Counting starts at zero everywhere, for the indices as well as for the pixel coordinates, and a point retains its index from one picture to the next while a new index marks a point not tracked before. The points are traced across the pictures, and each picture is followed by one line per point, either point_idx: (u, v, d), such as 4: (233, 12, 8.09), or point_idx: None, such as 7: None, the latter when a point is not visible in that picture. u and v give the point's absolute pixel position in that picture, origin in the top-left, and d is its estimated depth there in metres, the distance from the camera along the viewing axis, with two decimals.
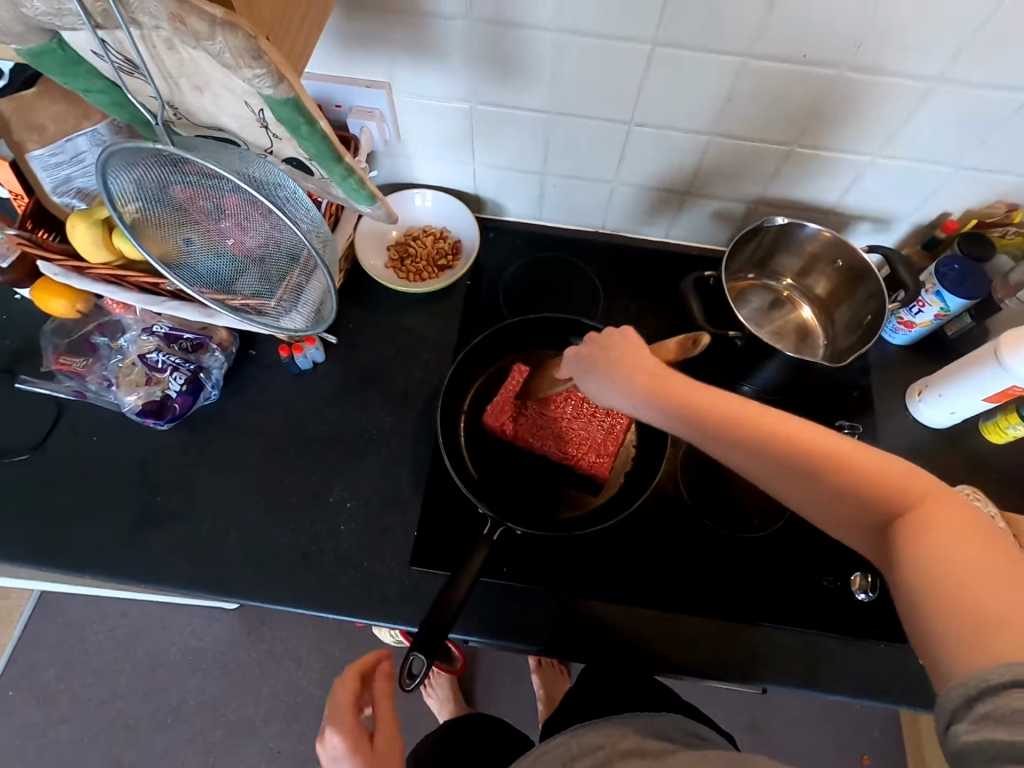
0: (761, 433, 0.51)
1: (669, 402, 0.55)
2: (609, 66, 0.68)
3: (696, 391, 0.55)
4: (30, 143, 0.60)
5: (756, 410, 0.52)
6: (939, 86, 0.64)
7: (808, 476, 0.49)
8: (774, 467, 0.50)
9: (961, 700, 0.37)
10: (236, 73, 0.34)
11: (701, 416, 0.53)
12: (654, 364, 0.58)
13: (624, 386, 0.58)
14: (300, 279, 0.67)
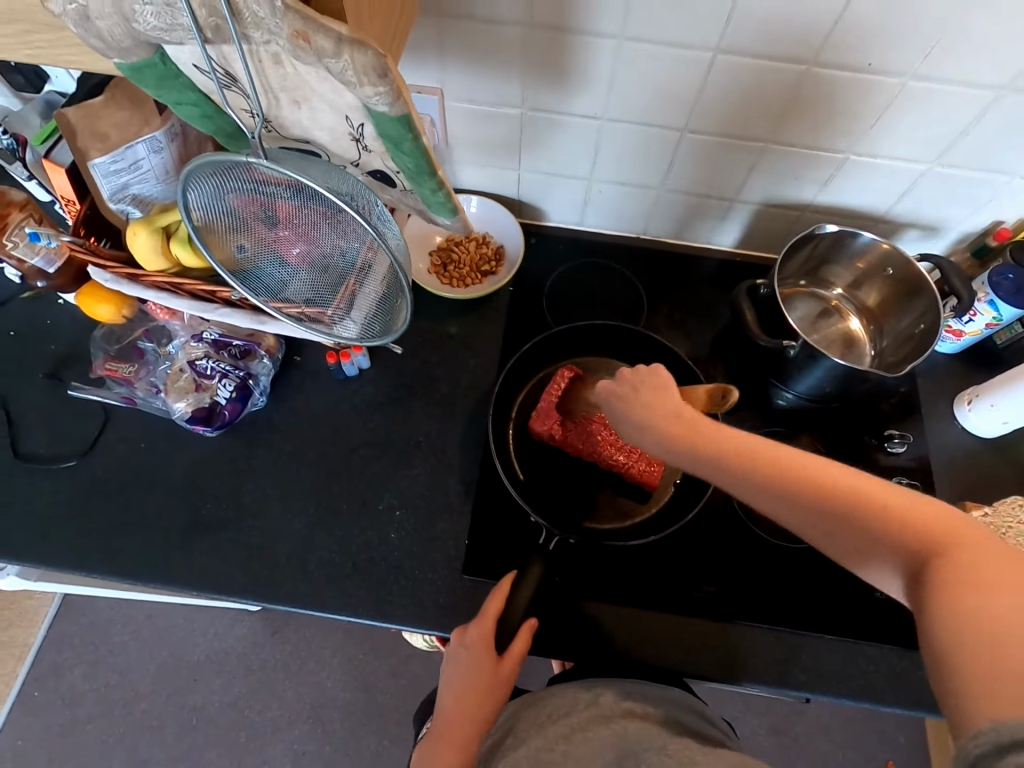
0: (792, 476, 0.45)
1: (689, 435, 0.50)
2: (667, 73, 0.67)
3: (720, 431, 0.50)
4: (93, 150, 0.60)
5: (781, 450, 0.47)
6: (1005, 95, 0.63)
7: (846, 527, 0.44)
8: (809, 515, 0.45)
9: (987, 748, 0.34)
10: (352, 90, 0.34)
11: (712, 453, 0.49)
12: (676, 404, 0.53)
13: (644, 427, 0.54)
14: (358, 286, 0.64)
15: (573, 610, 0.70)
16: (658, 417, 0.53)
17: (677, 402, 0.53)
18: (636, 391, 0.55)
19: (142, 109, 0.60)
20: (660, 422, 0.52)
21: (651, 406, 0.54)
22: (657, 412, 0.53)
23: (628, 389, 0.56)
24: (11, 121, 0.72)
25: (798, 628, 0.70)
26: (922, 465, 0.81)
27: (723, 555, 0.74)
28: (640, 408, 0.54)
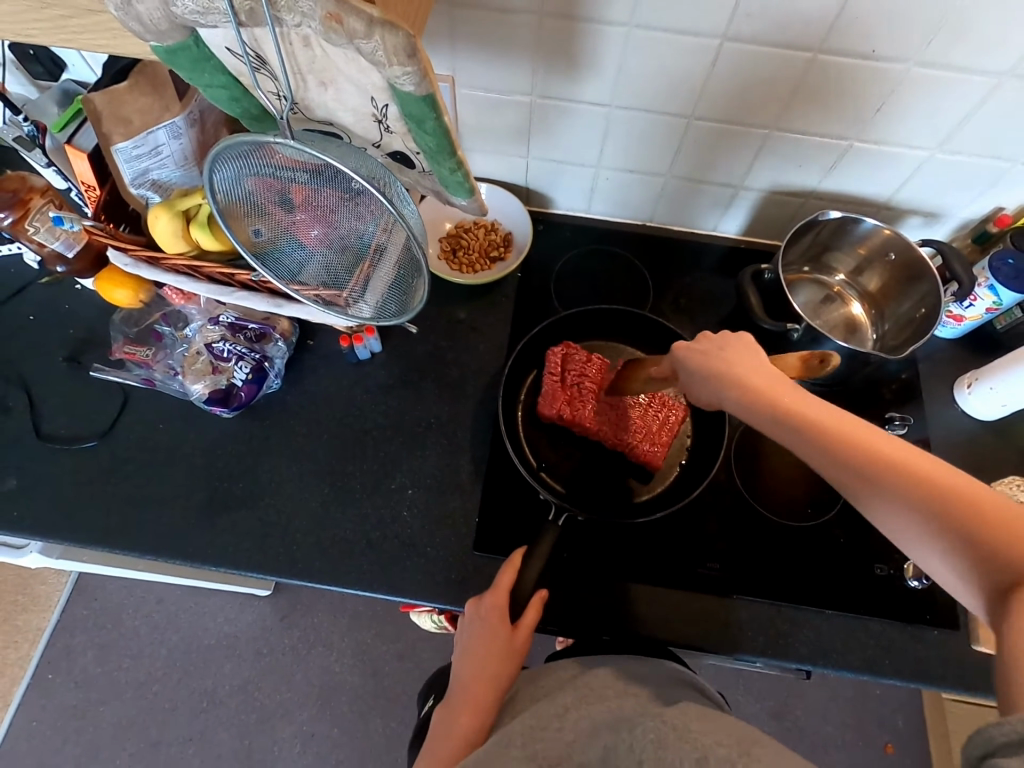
0: (880, 457, 0.45)
1: (776, 406, 0.48)
2: (674, 61, 0.69)
3: (811, 400, 0.48)
4: (117, 135, 0.61)
5: (865, 428, 0.46)
6: (1006, 82, 0.65)
7: (921, 515, 0.43)
8: (889, 495, 0.44)
9: (1012, 737, 0.32)
10: (380, 69, 0.35)
11: (799, 428, 0.47)
12: (767, 368, 0.51)
13: (727, 388, 0.51)
14: (372, 268, 0.66)
15: (580, 585, 0.72)
16: (746, 376, 0.51)
17: (765, 366, 0.51)
18: (722, 349, 0.54)
19: (163, 95, 0.61)
20: (745, 377, 0.51)
21: (739, 364, 0.51)
22: (744, 374, 0.51)
23: (712, 347, 0.54)
24: (29, 108, 0.74)
25: (799, 603, 0.72)
26: (923, 448, 0.82)
27: (728, 533, 0.76)
28: (723, 365, 0.52)
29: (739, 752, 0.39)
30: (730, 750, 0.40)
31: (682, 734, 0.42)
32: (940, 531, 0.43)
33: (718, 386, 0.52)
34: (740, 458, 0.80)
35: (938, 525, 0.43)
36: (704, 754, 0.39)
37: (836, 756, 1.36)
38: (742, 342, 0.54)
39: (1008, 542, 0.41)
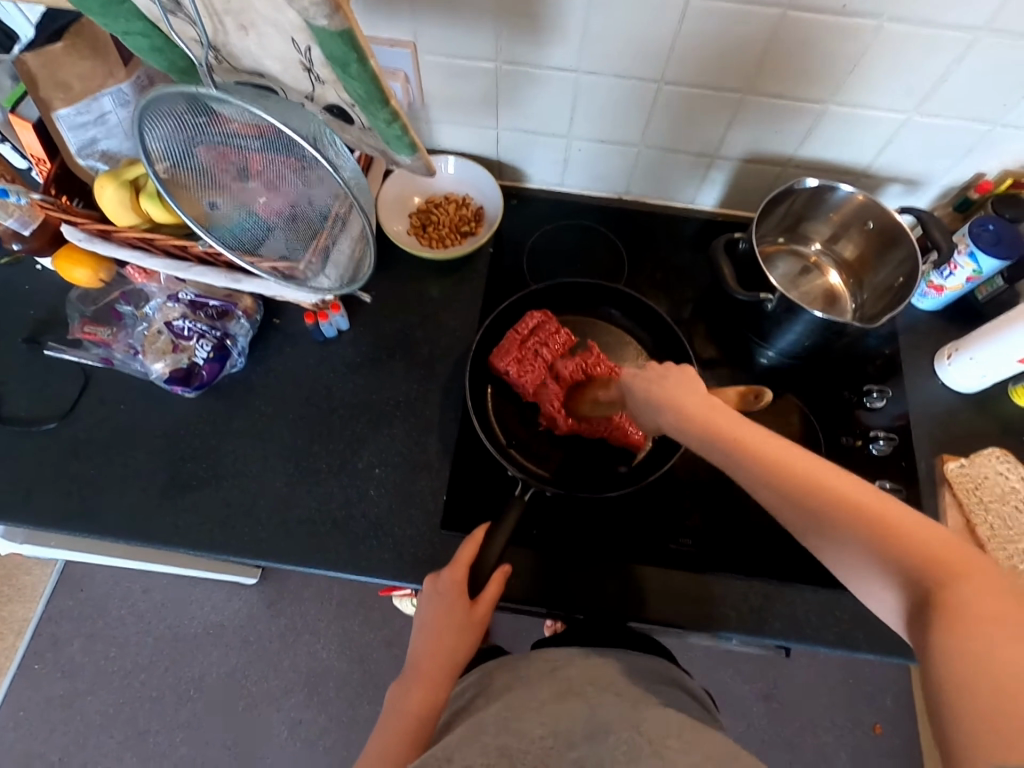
0: (808, 485, 0.44)
1: (705, 431, 0.49)
2: (641, 20, 0.66)
3: (738, 423, 0.49)
4: (56, 101, 0.60)
5: (796, 453, 0.46)
6: (983, 38, 0.62)
7: (854, 543, 0.42)
8: (822, 523, 0.43)
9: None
10: (290, 1, 0.34)
11: (729, 451, 0.47)
12: (704, 395, 0.52)
13: (664, 412, 0.53)
14: (331, 238, 0.65)
15: (551, 563, 0.70)
16: (682, 402, 0.52)
17: (701, 391, 0.53)
18: (663, 380, 0.55)
19: (106, 58, 0.60)
20: (679, 404, 0.52)
21: (673, 391, 0.53)
22: (675, 394, 0.53)
23: (656, 377, 0.56)
24: None
25: (774, 579, 0.71)
26: (903, 424, 0.80)
27: (702, 510, 0.75)
28: (661, 393, 0.54)
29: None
30: None
31: None
32: (874, 558, 0.42)
33: (660, 413, 0.54)
34: None
35: (869, 553, 0.42)
36: None
37: (823, 736, 1.36)
38: (683, 372, 0.55)
39: (940, 568, 0.40)
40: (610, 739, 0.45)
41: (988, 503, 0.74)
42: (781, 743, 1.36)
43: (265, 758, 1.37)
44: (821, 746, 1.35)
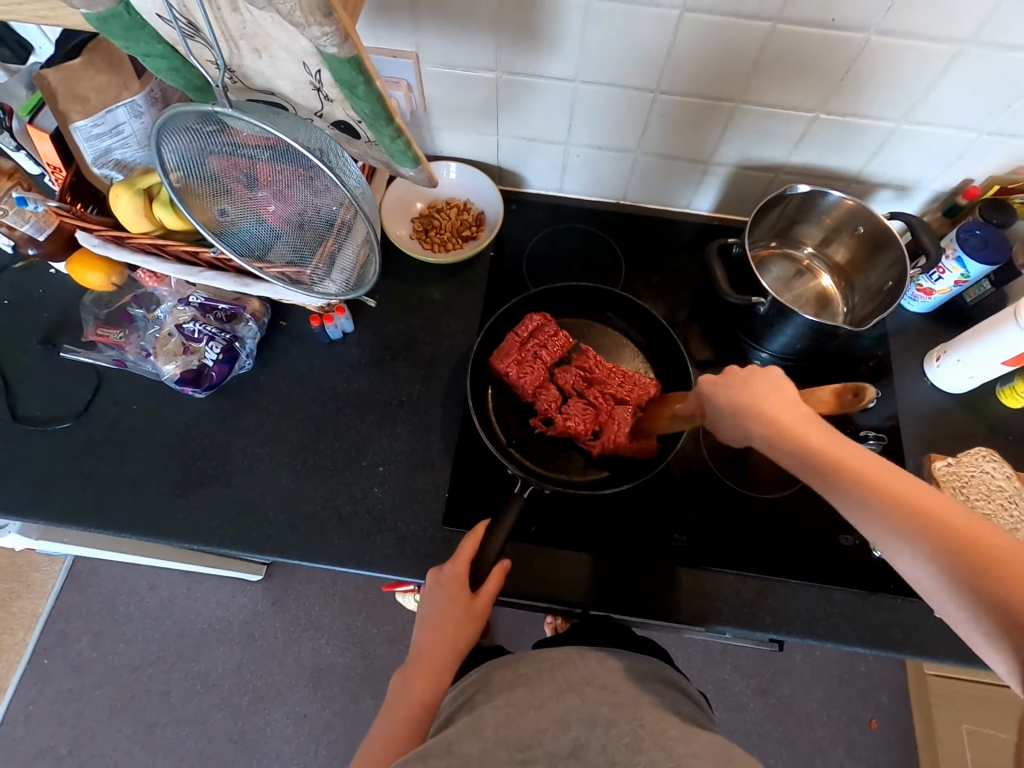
0: (893, 497, 0.45)
1: (797, 443, 0.50)
2: (637, 34, 0.68)
3: (829, 438, 0.49)
4: (74, 113, 0.62)
5: (894, 475, 0.46)
6: (968, 50, 0.64)
7: (936, 555, 0.43)
8: (907, 535, 0.44)
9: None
10: (302, 31, 0.37)
11: (825, 466, 0.48)
12: (795, 405, 0.52)
13: (753, 419, 0.53)
14: (336, 245, 0.67)
15: (548, 559, 0.73)
16: (769, 409, 0.52)
17: (787, 399, 0.53)
18: (747, 385, 0.55)
19: (120, 72, 0.62)
20: (773, 413, 0.52)
21: (766, 398, 0.53)
22: (767, 403, 0.53)
23: (741, 379, 0.56)
24: None
25: (766, 574, 0.73)
26: (893, 423, 0.82)
27: (697, 507, 0.77)
28: (745, 396, 0.54)
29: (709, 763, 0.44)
30: None
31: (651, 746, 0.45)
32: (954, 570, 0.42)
33: (744, 417, 0.54)
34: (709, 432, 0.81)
35: (948, 565, 0.43)
36: None
37: (818, 731, 1.38)
38: (771, 377, 0.55)
39: (1022, 588, 0.41)
40: (612, 731, 0.48)
41: (975, 500, 0.75)
42: (777, 736, 1.38)
43: (271, 750, 1.40)
44: (817, 740, 1.37)
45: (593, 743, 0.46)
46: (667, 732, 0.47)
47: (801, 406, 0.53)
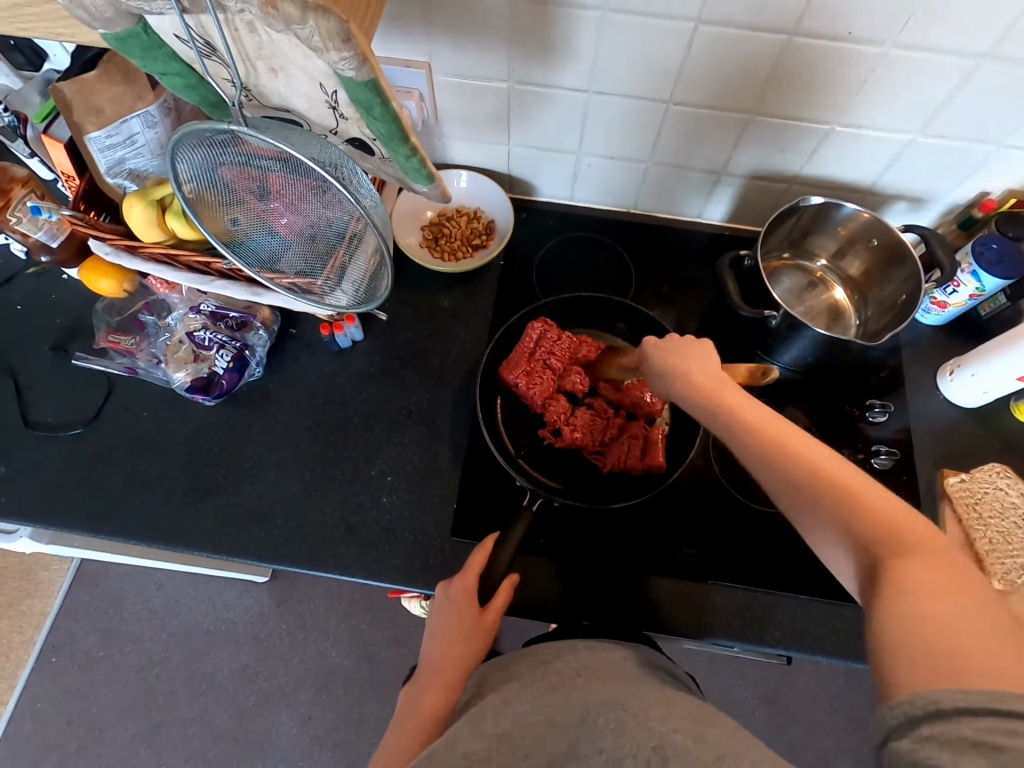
0: (767, 440, 0.47)
1: (704, 395, 0.53)
2: (651, 45, 0.68)
3: (732, 391, 0.52)
4: (89, 125, 0.62)
5: (780, 424, 0.48)
6: (986, 64, 0.64)
7: (812, 497, 0.44)
8: (781, 474, 0.46)
9: (902, 719, 0.35)
10: (322, 55, 0.38)
11: (723, 413, 0.51)
12: (712, 366, 0.56)
13: (673, 373, 0.57)
14: (347, 256, 0.67)
15: (556, 571, 0.73)
16: (686, 367, 0.56)
17: (709, 362, 0.56)
18: (677, 346, 0.59)
19: (134, 84, 0.62)
20: (688, 371, 0.55)
21: (685, 359, 0.57)
22: (687, 361, 0.56)
23: (671, 347, 0.59)
24: (12, 100, 0.72)
25: (775, 589, 0.73)
26: (903, 436, 0.82)
27: (706, 521, 0.77)
28: (674, 357, 0.57)
29: (693, 736, 0.42)
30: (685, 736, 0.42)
31: (639, 720, 0.44)
32: (828, 512, 0.44)
33: (669, 377, 0.57)
34: (719, 445, 0.80)
35: (821, 505, 0.44)
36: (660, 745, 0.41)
37: (825, 742, 1.37)
38: (702, 345, 0.58)
39: (889, 533, 0.42)
40: (599, 720, 0.45)
41: (988, 519, 0.75)
42: (783, 746, 1.37)
43: (276, 753, 1.40)
44: (823, 751, 1.36)
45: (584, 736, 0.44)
46: (653, 707, 0.46)
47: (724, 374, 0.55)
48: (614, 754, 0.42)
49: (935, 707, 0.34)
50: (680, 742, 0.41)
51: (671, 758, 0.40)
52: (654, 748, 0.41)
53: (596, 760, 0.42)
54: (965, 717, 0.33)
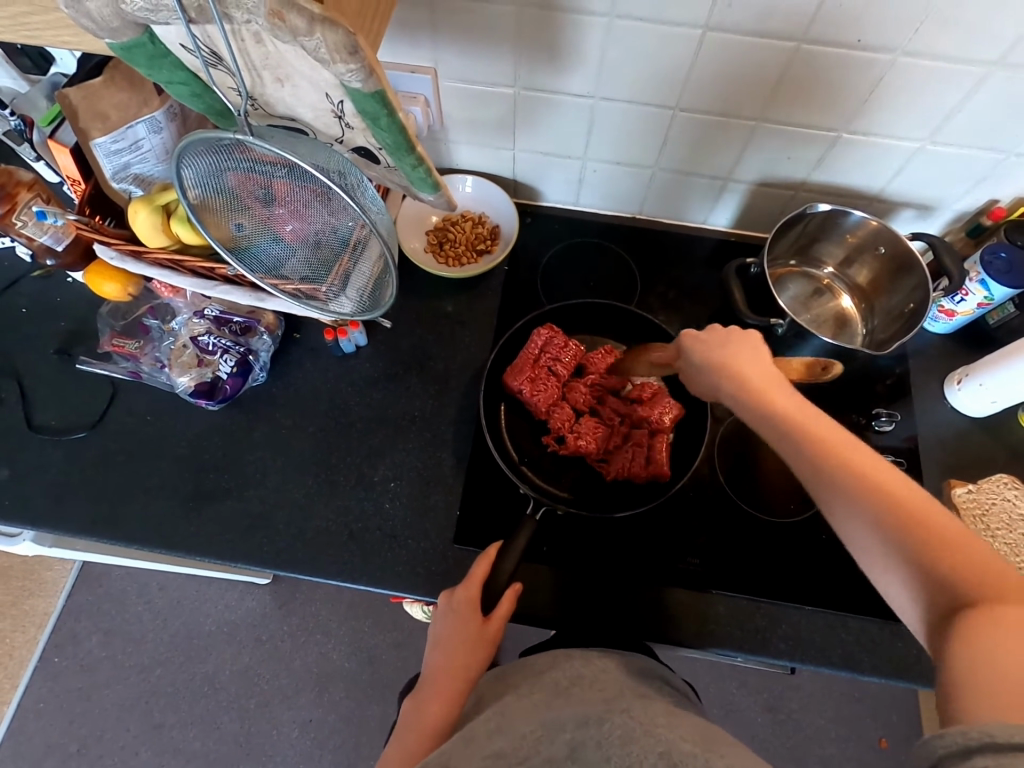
0: (835, 458, 0.46)
1: (764, 404, 0.51)
2: (658, 51, 0.67)
3: (795, 401, 0.51)
4: (94, 130, 0.62)
5: (844, 440, 0.48)
6: (997, 72, 0.63)
7: (875, 521, 0.44)
8: (846, 496, 0.45)
9: (953, 749, 0.34)
10: (328, 67, 0.38)
11: (786, 426, 0.49)
12: (768, 370, 0.54)
13: (727, 373, 0.55)
14: (351, 263, 0.66)
15: (559, 579, 0.72)
16: (743, 371, 0.54)
17: (763, 364, 0.55)
18: (730, 346, 0.57)
19: (141, 89, 0.62)
20: (745, 374, 0.54)
21: (742, 360, 0.55)
22: (742, 362, 0.55)
23: (723, 345, 0.57)
24: (19, 104, 0.72)
25: (780, 600, 0.72)
26: (910, 445, 0.81)
27: (710, 531, 0.76)
28: (725, 358, 0.56)
29: (702, 748, 0.41)
30: (694, 746, 0.42)
31: (647, 729, 0.44)
32: (887, 538, 0.44)
33: (719, 380, 0.56)
34: (724, 453, 0.80)
35: (883, 528, 0.44)
36: (668, 750, 0.41)
37: (828, 749, 1.36)
38: (755, 344, 0.56)
39: (951, 562, 0.42)
40: (604, 726, 0.45)
41: (995, 530, 0.73)
42: (785, 753, 1.37)
43: (277, 754, 1.40)
44: (825, 756, 1.36)
45: (589, 742, 0.43)
46: (656, 718, 0.46)
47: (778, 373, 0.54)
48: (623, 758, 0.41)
49: (992, 741, 0.33)
50: (687, 750, 0.41)
51: (681, 763, 0.40)
52: (662, 753, 0.41)
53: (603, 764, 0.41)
54: (1022, 753, 0.32)
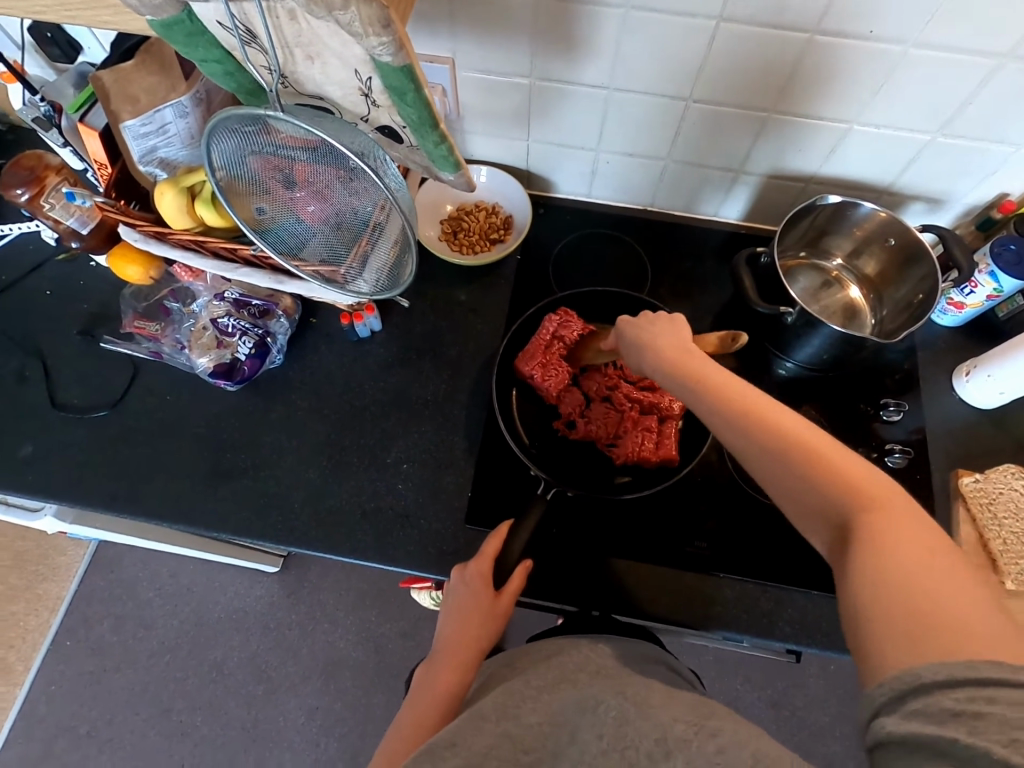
0: (748, 412, 0.49)
1: (684, 372, 0.55)
2: (672, 42, 0.69)
3: (711, 366, 0.54)
4: (125, 113, 0.64)
5: (761, 399, 0.50)
6: (1007, 64, 0.64)
7: (787, 465, 0.46)
8: (760, 446, 0.47)
9: (891, 694, 0.35)
10: (360, 40, 0.40)
11: (704, 389, 0.52)
12: (684, 343, 0.58)
13: (650, 346, 0.59)
14: (371, 244, 0.67)
15: (568, 559, 0.73)
16: (661, 344, 0.59)
17: (680, 338, 0.59)
18: (652, 322, 0.62)
19: (170, 74, 0.64)
20: (662, 346, 0.58)
21: (662, 336, 0.59)
22: (659, 337, 0.59)
23: (645, 322, 0.62)
24: (47, 91, 0.75)
25: (786, 584, 0.73)
26: (919, 436, 0.82)
27: (719, 516, 0.77)
28: (648, 333, 0.60)
29: (694, 728, 0.42)
30: (687, 726, 0.42)
31: (641, 710, 0.44)
32: (801, 483, 0.45)
33: (643, 353, 0.60)
34: None
35: (795, 473, 0.46)
36: (664, 734, 0.41)
37: (832, 746, 1.36)
38: (674, 320, 0.61)
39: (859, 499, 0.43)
40: (601, 710, 0.45)
41: (1001, 519, 0.74)
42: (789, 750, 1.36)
43: (283, 740, 1.42)
44: (830, 755, 1.36)
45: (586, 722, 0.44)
46: (660, 692, 0.47)
47: (695, 348, 0.58)
48: (617, 743, 0.41)
49: (921, 680, 0.34)
50: (682, 734, 0.41)
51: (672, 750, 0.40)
52: (658, 740, 0.41)
53: (597, 745, 0.42)
54: (947, 689, 0.33)
